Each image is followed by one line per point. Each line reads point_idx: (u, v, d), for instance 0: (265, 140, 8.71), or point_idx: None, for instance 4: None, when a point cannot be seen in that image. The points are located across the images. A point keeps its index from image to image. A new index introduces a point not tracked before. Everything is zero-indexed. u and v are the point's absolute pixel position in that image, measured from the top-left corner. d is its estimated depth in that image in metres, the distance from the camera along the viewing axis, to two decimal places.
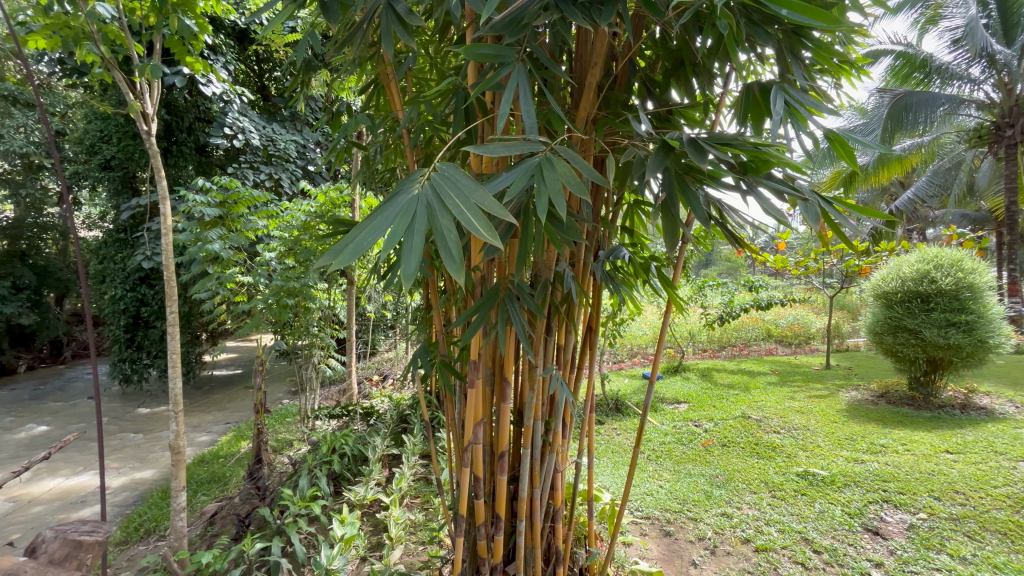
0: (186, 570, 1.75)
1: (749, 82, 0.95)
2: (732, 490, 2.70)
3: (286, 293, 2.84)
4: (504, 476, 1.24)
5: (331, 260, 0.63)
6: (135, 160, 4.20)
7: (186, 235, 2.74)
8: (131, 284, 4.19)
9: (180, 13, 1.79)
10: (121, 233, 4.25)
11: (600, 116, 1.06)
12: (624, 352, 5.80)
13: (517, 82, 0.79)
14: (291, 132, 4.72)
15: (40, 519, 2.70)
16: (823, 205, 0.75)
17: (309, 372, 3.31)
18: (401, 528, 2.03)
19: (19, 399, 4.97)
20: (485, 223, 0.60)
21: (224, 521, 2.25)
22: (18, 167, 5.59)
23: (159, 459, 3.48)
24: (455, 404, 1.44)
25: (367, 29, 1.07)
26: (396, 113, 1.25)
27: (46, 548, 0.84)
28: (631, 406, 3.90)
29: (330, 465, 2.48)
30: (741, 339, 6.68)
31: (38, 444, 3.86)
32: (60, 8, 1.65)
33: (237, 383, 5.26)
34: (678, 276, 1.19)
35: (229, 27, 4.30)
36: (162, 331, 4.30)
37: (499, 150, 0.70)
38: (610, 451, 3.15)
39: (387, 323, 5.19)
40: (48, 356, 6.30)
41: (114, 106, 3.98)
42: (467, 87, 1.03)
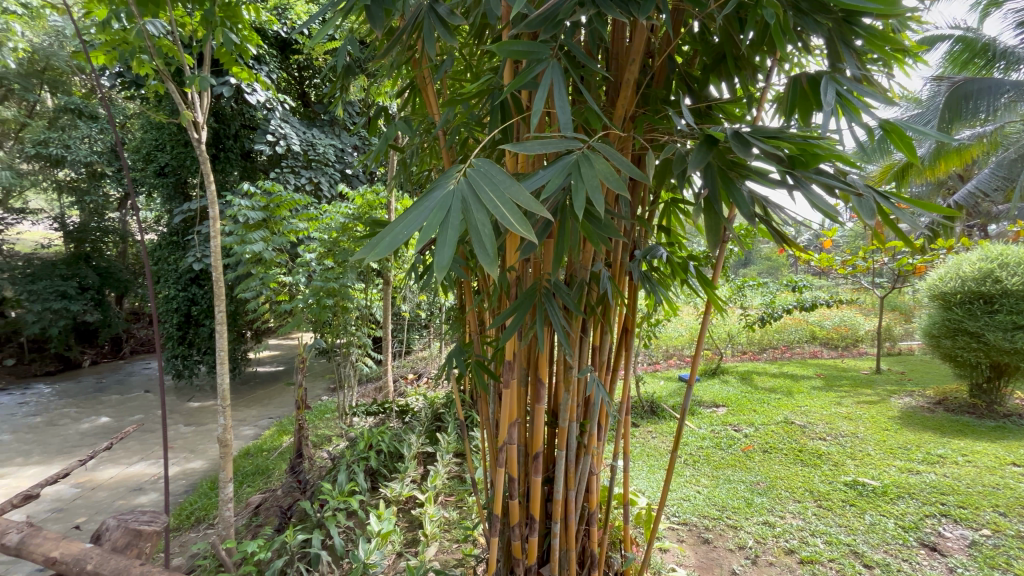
0: (233, 559, 1.83)
1: (795, 73, 0.91)
2: (774, 498, 2.60)
3: (325, 293, 2.92)
4: (539, 478, 1.23)
5: (367, 254, 0.64)
6: (187, 166, 4.44)
7: (232, 237, 2.87)
8: (183, 284, 4.42)
9: (227, 25, 1.88)
10: (174, 236, 4.50)
11: (639, 113, 1.03)
12: (659, 353, 5.69)
13: (552, 78, 0.78)
14: (331, 136, 4.88)
15: (102, 505, 2.88)
16: (877, 200, 0.71)
17: (347, 370, 3.39)
18: (435, 525, 2.07)
19: (84, 391, 5.34)
20: (520, 219, 0.59)
21: (267, 513, 2.34)
22: (83, 175, 5.94)
23: (208, 450, 3.66)
24: (489, 404, 1.44)
25: (407, 35, 1.08)
26: (433, 116, 1.26)
27: (109, 535, 0.89)
28: (667, 409, 3.81)
29: (367, 461, 2.54)
30: (784, 342, 6.42)
31: (100, 434, 4.13)
32: (120, 25, 1.77)
33: (280, 380, 5.47)
34: (719, 275, 1.15)
35: (272, 37, 4.48)
36: (211, 328, 4.53)
37: (535, 147, 0.69)
38: (645, 454, 3.10)
39: (421, 323, 5.29)
40: (110, 352, 6.72)
41: (168, 115, 4.22)
42: (503, 87, 1.03)
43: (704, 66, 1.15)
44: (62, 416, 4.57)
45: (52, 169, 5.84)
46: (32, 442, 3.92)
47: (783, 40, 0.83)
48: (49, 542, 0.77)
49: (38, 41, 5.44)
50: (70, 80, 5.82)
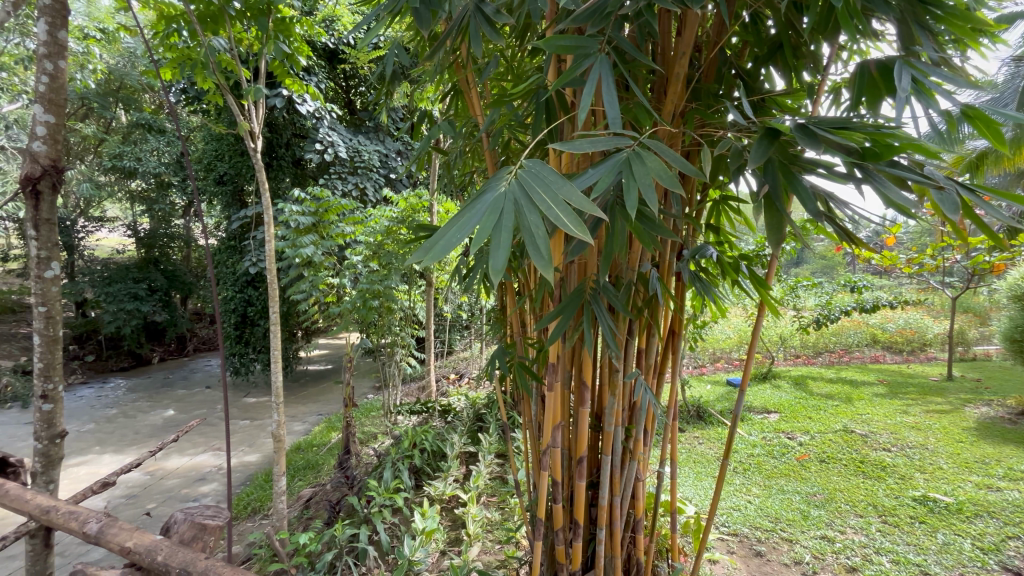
0: (285, 550, 1.91)
1: (864, 60, 0.86)
2: (833, 511, 2.45)
3: (371, 295, 3.00)
4: (583, 482, 1.21)
5: (421, 258, 0.65)
6: (243, 175, 4.68)
7: (285, 242, 3.01)
8: (240, 286, 4.67)
9: (280, 39, 1.96)
10: (232, 241, 4.77)
11: (690, 108, 0.99)
12: (705, 357, 5.49)
13: (599, 74, 0.76)
14: (375, 142, 5.02)
15: (169, 492, 3.08)
16: (961, 192, 0.64)
17: (392, 369, 3.48)
18: (478, 526, 2.09)
19: (154, 386, 5.75)
20: (575, 221, 0.58)
21: (317, 506, 2.44)
22: (152, 186, 6.35)
23: (264, 444, 3.85)
24: (532, 406, 1.43)
25: (453, 38, 1.09)
26: (477, 118, 1.27)
27: (177, 527, 0.90)
28: (715, 414, 3.67)
29: (411, 459, 2.60)
30: (841, 345, 6.06)
31: (168, 426, 4.43)
32: (185, 45, 1.89)
33: (328, 378, 5.68)
34: (775, 275, 1.09)
35: (320, 49, 4.67)
36: (265, 328, 4.75)
37: (585, 146, 0.68)
38: (692, 461, 3.00)
39: (462, 324, 5.36)
40: (175, 349, 7.17)
41: (226, 127, 4.48)
42: (548, 85, 1.02)
43: (758, 58, 1.09)
44: (135, 409, 4.93)
45: (125, 180, 6.31)
46: (109, 432, 4.26)
47: (850, 22, 0.78)
48: (124, 532, 0.82)
49: (113, 63, 5.87)
50: (141, 97, 6.29)
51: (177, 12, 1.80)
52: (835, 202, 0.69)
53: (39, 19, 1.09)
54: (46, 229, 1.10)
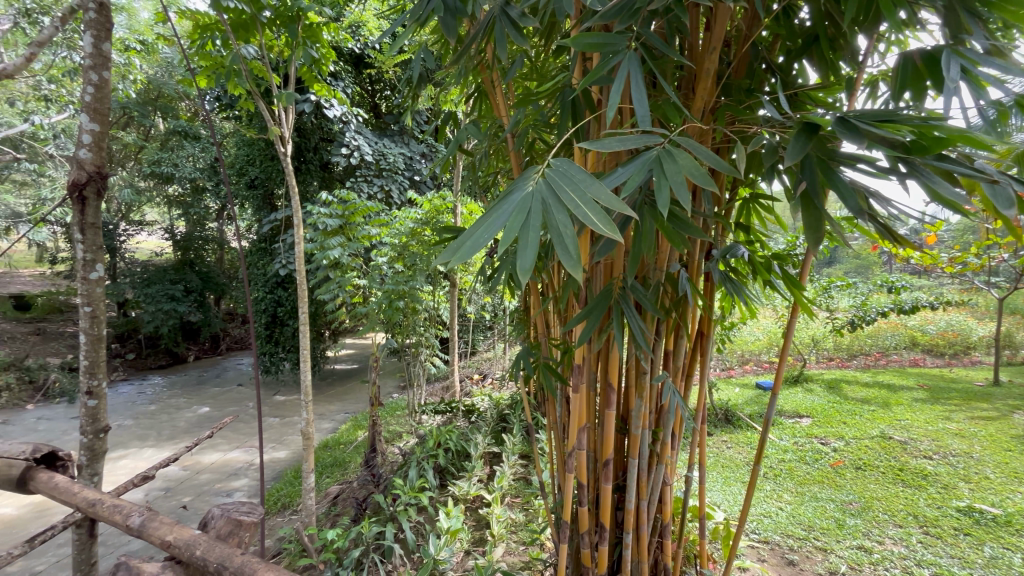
0: (314, 546, 1.95)
1: (907, 51, 0.82)
2: (870, 520, 2.35)
3: (396, 296, 3.03)
4: (609, 485, 1.19)
5: (448, 258, 0.65)
6: (273, 179, 4.81)
7: (313, 244, 3.08)
8: (270, 287, 4.80)
9: (308, 45, 2.01)
10: (263, 244, 4.90)
11: (720, 104, 0.97)
12: (734, 358, 5.36)
13: (628, 70, 0.75)
14: (400, 145, 5.09)
15: (203, 487, 3.19)
16: (1017, 187, 0.60)
17: (417, 369, 3.52)
18: (502, 526, 2.09)
19: (190, 384, 5.96)
20: (604, 219, 0.57)
21: (344, 504, 2.49)
22: (188, 191, 6.59)
23: (293, 441, 3.94)
24: (557, 407, 1.42)
25: (479, 40, 1.09)
26: (503, 120, 1.27)
27: (214, 523, 0.91)
28: (743, 418, 3.58)
29: (435, 458, 2.62)
30: (878, 348, 5.83)
31: (203, 423, 4.59)
32: (219, 53, 1.96)
33: (355, 377, 5.79)
34: (809, 275, 1.06)
35: (347, 54, 4.76)
36: (294, 328, 4.87)
37: (614, 144, 0.67)
38: (720, 465, 2.92)
39: (486, 324, 5.38)
40: (209, 349, 7.42)
41: (257, 132, 4.61)
42: (575, 83, 1.01)
43: (791, 51, 1.06)
44: (172, 405, 5.12)
45: (163, 186, 6.57)
46: (149, 428, 4.44)
47: (894, 11, 0.75)
48: (164, 526, 0.84)
49: (152, 73, 6.12)
50: (178, 106, 6.54)
51: (212, 21, 1.86)
52: (877, 200, 0.66)
53: (85, 32, 1.14)
54: (91, 233, 1.15)
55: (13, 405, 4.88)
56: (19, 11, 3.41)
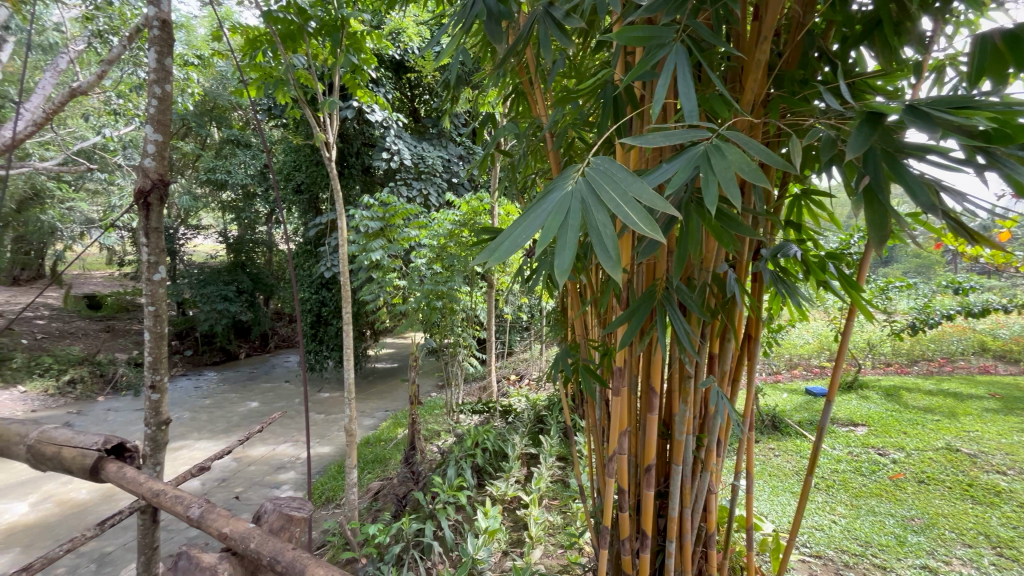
0: (357, 539, 2.01)
1: (983, 32, 0.76)
2: (935, 539, 2.19)
3: (435, 296, 3.08)
4: (652, 491, 1.16)
5: (486, 258, 0.64)
6: (318, 183, 5.00)
7: (356, 246, 3.18)
8: (315, 287, 4.98)
9: (351, 53, 2.07)
10: (308, 246, 5.10)
11: (773, 96, 0.92)
12: (781, 362, 5.12)
13: (674, 64, 0.73)
14: (438, 148, 5.16)
15: (254, 478, 3.34)
16: None
17: (455, 368, 3.57)
18: (540, 528, 2.08)
19: (241, 380, 6.28)
20: (645, 218, 0.56)
21: (385, 500, 2.55)
22: (240, 196, 6.94)
23: (336, 437, 4.08)
24: (597, 410, 1.39)
25: (522, 43, 1.08)
26: (542, 120, 1.26)
27: (267, 517, 0.95)
28: (792, 425, 3.42)
29: (473, 457, 2.64)
30: (942, 353, 5.43)
31: (254, 417, 4.82)
32: (269, 64, 2.05)
33: (394, 376, 5.93)
34: (868, 275, 0.99)
35: (388, 60, 4.88)
36: (337, 327, 5.03)
37: (659, 140, 0.65)
38: (767, 474, 2.80)
39: (522, 325, 5.39)
40: (259, 346, 7.79)
41: (304, 139, 4.80)
42: (618, 80, 0.99)
43: (848, 38, 1.00)
44: (225, 400, 5.40)
45: (218, 192, 6.94)
46: (204, 421, 4.70)
47: None
48: (221, 518, 0.85)
49: (209, 86, 6.49)
50: (231, 116, 6.90)
51: (263, 35, 1.95)
52: (950, 195, 0.60)
53: (150, 49, 1.22)
54: (155, 237, 1.22)
55: (86, 397, 5.29)
56: (93, 33, 3.68)
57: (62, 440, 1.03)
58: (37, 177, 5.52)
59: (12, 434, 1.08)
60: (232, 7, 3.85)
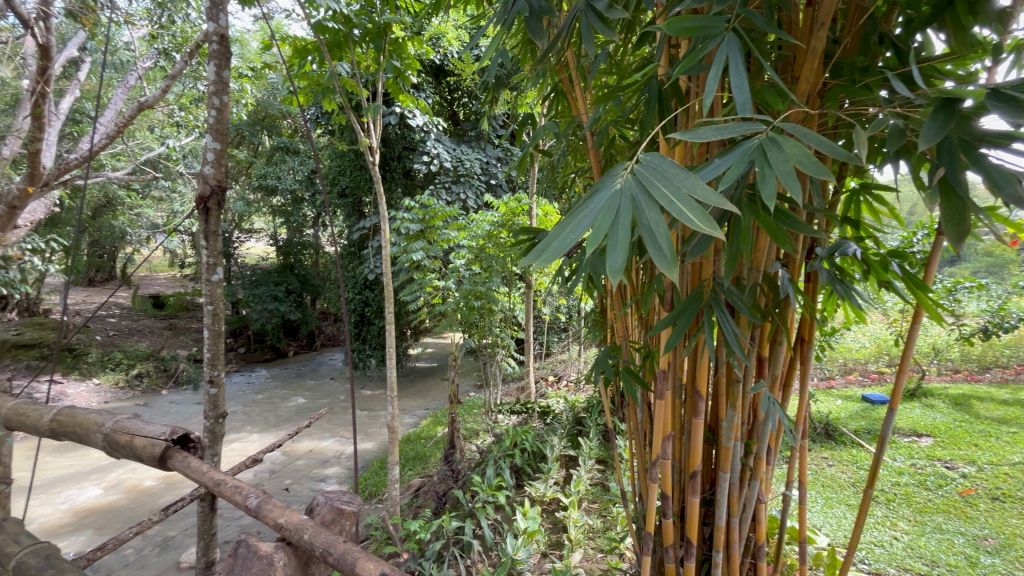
0: (399, 534, 2.05)
1: None
2: (1012, 561, 2.01)
3: (473, 296, 3.12)
4: (697, 498, 1.12)
5: (533, 260, 0.64)
6: (362, 187, 5.16)
7: (397, 247, 3.26)
8: (359, 288, 5.13)
9: (393, 59, 2.13)
10: (353, 248, 5.27)
11: (830, 87, 0.88)
12: (834, 367, 4.85)
13: (725, 55, 0.70)
14: (477, 151, 5.21)
15: (302, 471, 3.49)
16: None
17: (493, 368, 3.59)
18: (580, 531, 2.05)
19: (290, 376, 6.56)
20: (700, 215, 0.55)
21: (425, 496, 2.60)
22: (289, 201, 7.25)
23: (379, 434, 4.19)
24: (638, 414, 1.36)
25: (564, 39, 1.07)
26: (583, 118, 1.25)
27: (319, 510, 0.97)
28: (847, 433, 3.23)
29: (512, 458, 2.64)
30: (1020, 360, 4.97)
31: (302, 413, 5.02)
32: (316, 74, 2.13)
33: (434, 375, 6.03)
34: (936, 275, 0.92)
35: (428, 65, 4.98)
36: (380, 327, 5.17)
37: (711, 133, 0.63)
38: (819, 484, 2.66)
39: (560, 326, 5.36)
40: (306, 344, 8.11)
41: (348, 145, 4.97)
42: (663, 74, 0.96)
43: (914, 20, 0.93)
44: (275, 396, 5.66)
45: (269, 197, 7.29)
46: (256, 415, 4.94)
47: None
48: (277, 509, 0.88)
49: (261, 96, 6.82)
50: (280, 124, 7.24)
51: (311, 45, 2.04)
52: None
53: (210, 63, 1.30)
54: (213, 240, 1.29)
55: (151, 390, 5.66)
56: (159, 50, 3.94)
57: (135, 430, 1.10)
58: (109, 186, 5.96)
59: (91, 423, 1.16)
60: (282, 19, 4.01)
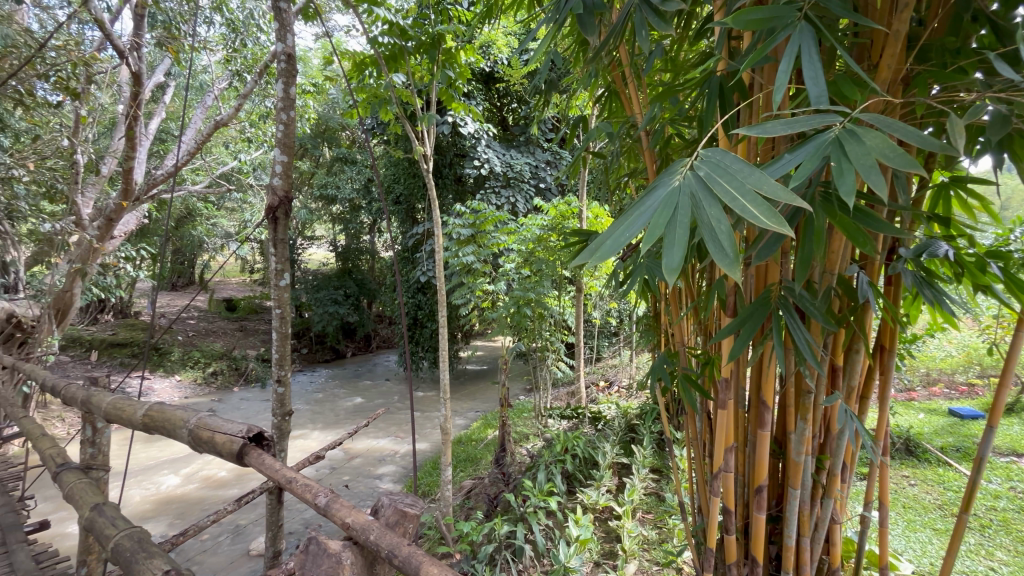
0: (452, 534, 2.08)
1: None
2: None
3: (524, 302, 3.12)
4: (764, 514, 1.05)
5: (587, 260, 0.63)
6: (415, 194, 5.33)
7: (449, 252, 3.32)
8: (412, 292, 5.29)
9: (446, 68, 2.17)
10: (407, 254, 5.44)
11: (916, 72, 0.80)
12: (916, 378, 4.46)
13: (798, 45, 0.66)
14: (527, 155, 5.23)
15: (359, 469, 3.63)
16: None
17: (543, 372, 3.58)
18: (635, 542, 2.00)
19: (348, 377, 6.85)
20: (768, 211, 0.52)
21: (477, 498, 2.62)
22: (348, 209, 7.60)
23: (431, 434, 4.28)
24: (698, 424, 1.30)
25: (617, 36, 1.05)
26: (636, 117, 1.22)
27: (385, 511, 1.00)
28: (931, 450, 2.95)
29: (563, 463, 2.60)
30: None
31: (359, 412, 5.22)
32: (373, 86, 2.21)
33: (484, 378, 6.09)
34: None
35: (479, 73, 5.06)
36: (432, 330, 5.30)
37: (780, 128, 0.59)
38: (900, 505, 2.44)
39: (611, 330, 5.27)
40: (363, 346, 8.44)
41: (403, 153, 5.14)
42: (726, 69, 0.92)
43: None
44: (334, 395, 5.93)
45: (330, 206, 7.67)
46: (318, 413, 5.20)
47: None
48: (345, 509, 0.90)
49: (322, 110, 7.20)
50: (340, 136, 7.60)
51: (369, 59, 2.13)
52: None
53: (279, 81, 1.38)
54: (281, 246, 1.37)
55: (224, 387, 6.10)
56: (233, 72, 4.24)
57: (216, 427, 1.17)
58: (190, 200, 6.51)
59: (178, 419, 1.25)
60: (342, 36, 4.20)
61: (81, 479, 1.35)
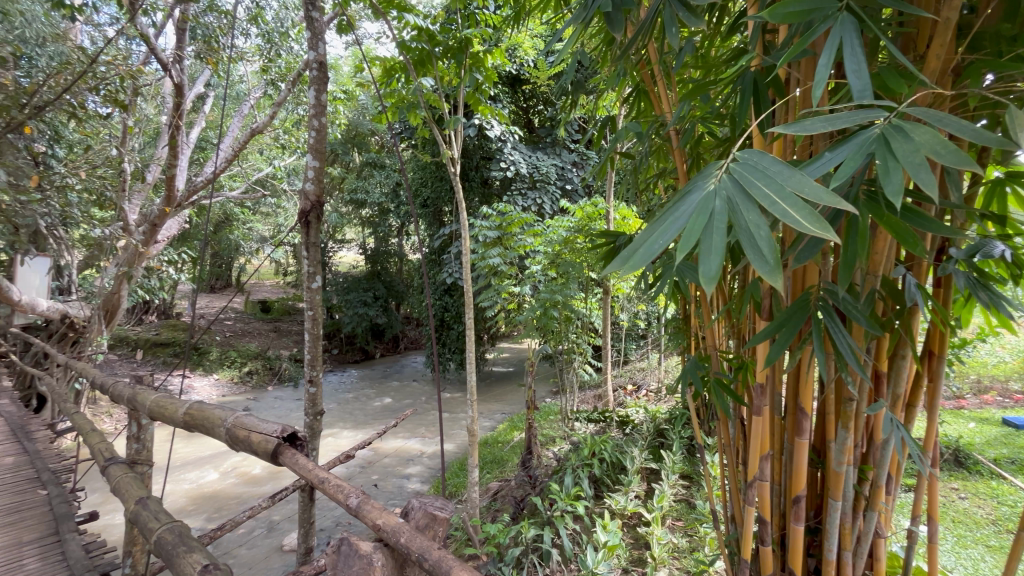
0: (479, 536, 2.08)
1: None
2: None
3: (550, 304, 3.10)
4: (802, 525, 1.01)
5: (618, 267, 0.62)
6: (442, 197, 5.39)
7: (475, 254, 3.33)
8: (439, 294, 5.35)
9: (473, 72, 2.19)
10: (434, 256, 5.50)
11: (968, 62, 0.75)
12: (965, 385, 4.22)
13: (840, 36, 0.63)
14: (553, 156, 5.22)
15: (387, 468, 3.68)
16: None
17: (570, 375, 3.55)
18: (664, 549, 1.96)
19: (377, 377, 6.97)
20: (810, 215, 0.50)
21: (503, 501, 2.62)
22: (377, 212, 7.74)
23: (458, 436, 4.31)
24: (730, 430, 1.25)
25: (645, 33, 1.03)
26: (665, 116, 1.19)
27: (414, 513, 1.00)
28: (983, 462, 2.78)
29: (591, 467, 2.57)
30: None
31: (387, 412, 5.30)
32: (402, 91, 2.24)
33: (510, 380, 6.10)
34: None
35: (505, 76, 5.09)
36: (458, 331, 5.34)
37: (821, 125, 0.57)
38: (949, 519, 2.31)
39: (639, 333, 5.19)
40: (391, 347, 8.57)
41: (430, 157, 5.21)
42: (761, 64, 0.89)
43: None
44: (363, 395, 6.05)
45: (359, 210, 7.83)
46: (348, 413, 5.30)
47: None
48: (376, 511, 0.90)
49: (352, 116, 7.37)
50: (369, 141, 7.76)
51: (398, 64, 2.16)
52: None
53: (311, 88, 1.41)
54: (313, 249, 1.40)
55: (259, 386, 6.31)
56: (268, 82, 4.38)
57: (251, 426, 1.20)
58: (227, 205, 6.77)
59: (217, 417, 1.29)
60: (371, 43, 4.29)
61: (127, 474, 1.41)
